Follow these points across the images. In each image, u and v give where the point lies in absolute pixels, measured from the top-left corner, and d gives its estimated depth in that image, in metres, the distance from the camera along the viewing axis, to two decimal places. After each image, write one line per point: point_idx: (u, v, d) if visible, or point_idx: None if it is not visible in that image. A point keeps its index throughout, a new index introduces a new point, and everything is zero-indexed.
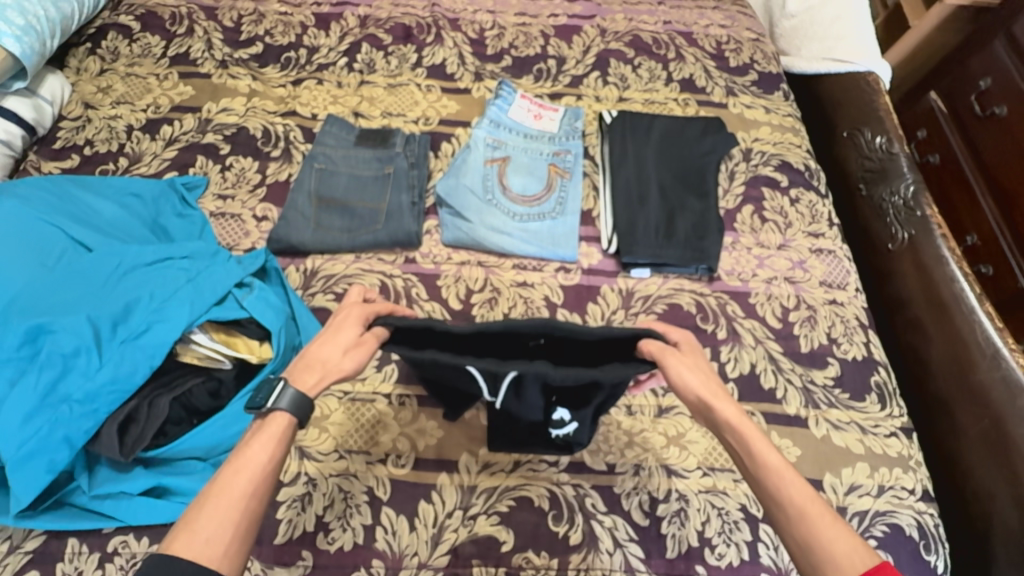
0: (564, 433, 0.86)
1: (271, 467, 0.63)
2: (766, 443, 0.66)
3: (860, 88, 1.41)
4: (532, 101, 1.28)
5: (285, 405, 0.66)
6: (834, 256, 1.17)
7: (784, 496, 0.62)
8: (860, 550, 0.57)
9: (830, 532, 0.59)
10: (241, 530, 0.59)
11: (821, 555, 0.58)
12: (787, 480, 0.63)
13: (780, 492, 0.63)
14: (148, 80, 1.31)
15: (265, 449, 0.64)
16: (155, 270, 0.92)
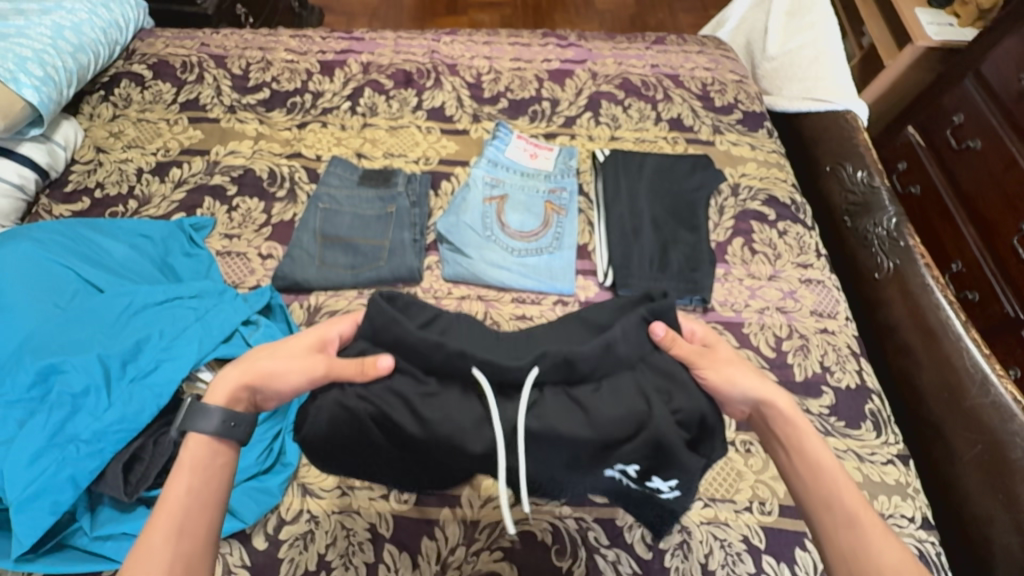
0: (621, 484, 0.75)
1: (193, 496, 0.63)
2: (822, 445, 0.70)
3: (839, 124, 1.47)
4: (528, 141, 1.33)
5: (198, 425, 0.67)
6: (823, 286, 1.20)
7: (835, 501, 0.66)
8: (907, 564, 0.61)
9: (877, 540, 0.63)
10: (177, 560, 0.58)
11: (865, 559, 0.62)
12: (842, 486, 0.67)
13: (833, 497, 0.67)
14: (159, 125, 1.36)
15: (182, 480, 0.64)
16: (165, 309, 0.94)
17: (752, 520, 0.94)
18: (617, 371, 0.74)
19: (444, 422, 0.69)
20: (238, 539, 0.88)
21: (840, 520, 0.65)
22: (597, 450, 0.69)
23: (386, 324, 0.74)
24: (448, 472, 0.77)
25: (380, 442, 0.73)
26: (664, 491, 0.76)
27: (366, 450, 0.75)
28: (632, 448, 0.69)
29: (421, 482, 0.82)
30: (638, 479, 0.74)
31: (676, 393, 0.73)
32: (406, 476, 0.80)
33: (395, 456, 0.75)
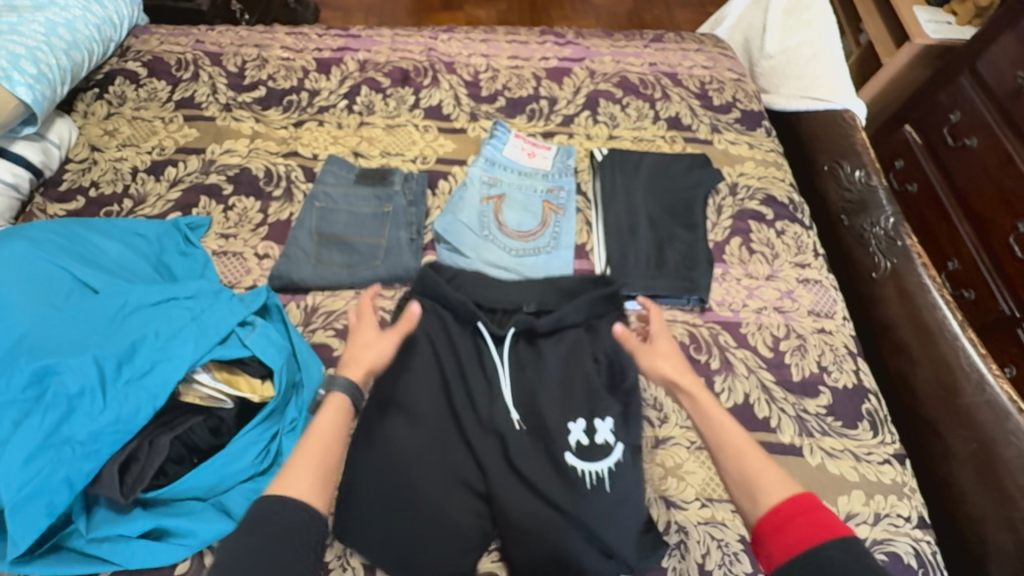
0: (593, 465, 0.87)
1: (336, 436, 0.77)
2: (713, 401, 0.82)
3: (837, 124, 1.47)
4: (525, 140, 1.33)
5: (339, 387, 0.82)
6: (820, 285, 1.20)
7: (724, 438, 0.77)
8: (785, 483, 0.71)
9: (758, 466, 0.73)
10: (323, 478, 0.71)
11: (751, 484, 0.72)
12: (726, 426, 0.78)
13: (720, 436, 0.78)
14: (154, 123, 1.35)
15: (330, 420, 0.78)
16: (160, 310, 0.93)
17: None
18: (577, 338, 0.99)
19: (461, 363, 0.96)
20: None
21: (730, 461, 0.75)
22: (554, 389, 0.94)
23: (428, 291, 1.00)
24: (455, 447, 0.90)
25: (416, 397, 0.93)
26: (608, 447, 0.89)
27: (403, 413, 0.91)
28: (582, 406, 0.93)
29: (424, 493, 0.85)
30: (586, 431, 0.90)
31: (620, 353, 0.97)
32: (418, 473, 0.86)
33: (418, 420, 0.91)
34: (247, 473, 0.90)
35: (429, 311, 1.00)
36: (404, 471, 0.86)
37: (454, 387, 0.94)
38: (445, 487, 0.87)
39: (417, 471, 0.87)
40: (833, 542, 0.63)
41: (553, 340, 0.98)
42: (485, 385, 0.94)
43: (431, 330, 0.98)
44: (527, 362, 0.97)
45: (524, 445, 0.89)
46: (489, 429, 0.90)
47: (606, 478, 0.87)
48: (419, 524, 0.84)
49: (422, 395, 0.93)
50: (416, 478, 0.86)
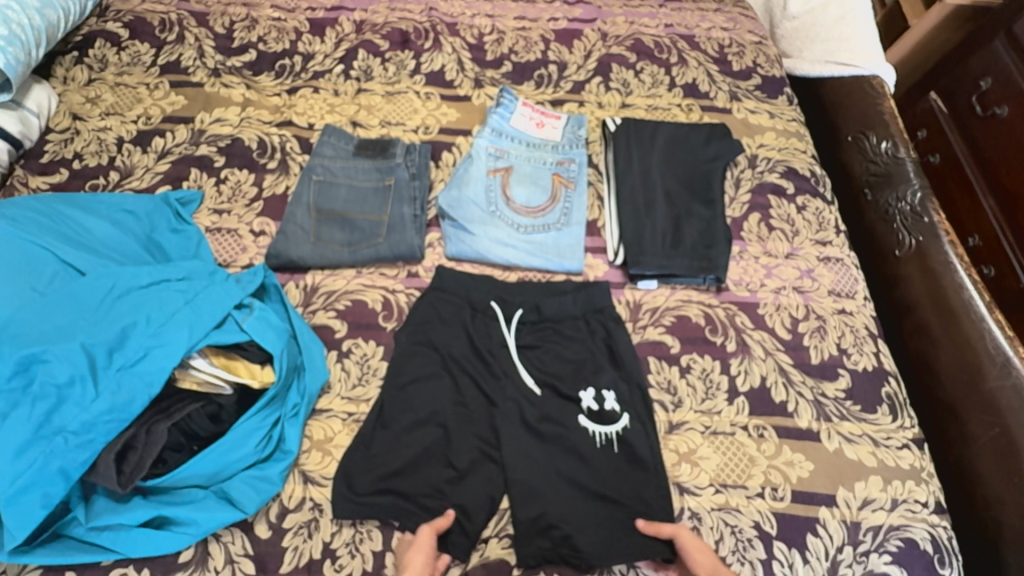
0: (602, 432, 0.95)
1: None
2: None
3: (864, 90, 1.38)
4: (534, 108, 1.25)
5: None
6: (841, 264, 1.15)
7: None
8: None
9: None
10: None
11: None
12: None
13: None
14: (138, 90, 1.27)
15: None
16: (150, 292, 0.87)
17: (764, 506, 0.93)
18: (576, 324, 1.04)
19: (473, 344, 1.01)
20: (240, 528, 0.86)
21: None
22: (569, 364, 1.01)
23: (435, 281, 1.06)
24: (476, 417, 0.95)
25: (431, 375, 0.98)
26: (617, 415, 0.97)
27: (419, 392, 0.96)
28: (580, 388, 0.99)
29: (450, 457, 0.92)
30: (596, 399, 0.98)
31: (618, 337, 1.03)
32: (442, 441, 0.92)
33: (437, 397, 0.96)
34: (249, 460, 0.87)
35: (429, 298, 1.05)
36: (427, 444, 0.92)
37: (466, 366, 0.99)
38: (468, 455, 0.92)
39: (440, 442, 0.93)
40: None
41: (556, 324, 1.04)
42: (500, 361, 1.00)
43: (442, 312, 1.04)
44: (530, 344, 1.02)
45: (546, 408, 0.97)
46: (510, 397, 0.96)
47: (615, 441, 0.95)
48: (444, 492, 0.89)
49: (435, 375, 0.98)
50: (436, 445, 0.92)
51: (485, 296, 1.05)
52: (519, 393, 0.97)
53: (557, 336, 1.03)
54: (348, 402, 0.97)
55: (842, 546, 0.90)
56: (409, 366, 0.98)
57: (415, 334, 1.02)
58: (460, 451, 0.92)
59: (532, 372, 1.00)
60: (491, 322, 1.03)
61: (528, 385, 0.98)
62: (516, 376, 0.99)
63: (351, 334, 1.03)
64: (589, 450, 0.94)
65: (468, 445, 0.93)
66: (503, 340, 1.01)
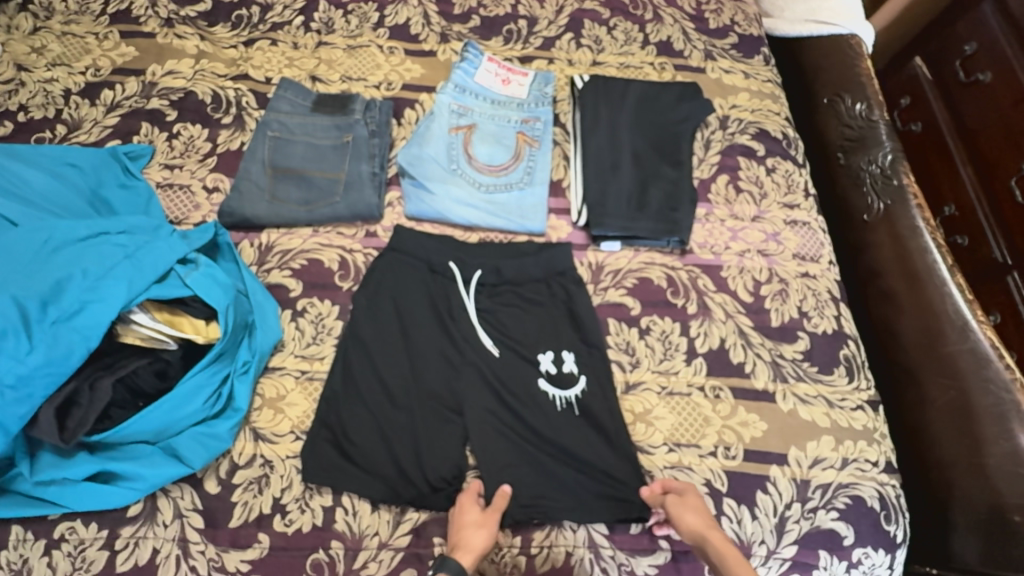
0: (563, 396, 0.94)
1: None
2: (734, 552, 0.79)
3: (842, 51, 1.33)
4: (500, 64, 1.20)
5: None
6: (808, 227, 1.14)
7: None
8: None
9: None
10: None
11: None
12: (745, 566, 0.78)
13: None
14: (87, 40, 1.21)
15: None
16: (90, 246, 0.84)
17: (716, 464, 0.93)
18: (538, 288, 1.02)
19: (434, 306, 0.99)
20: (189, 483, 0.85)
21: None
22: (529, 326, 0.99)
23: (394, 242, 1.03)
24: (433, 377, 0.94)
25: (389, 336, 0.96)
26: (575, 377, 0.96)
27: (378, 354, 0.94)
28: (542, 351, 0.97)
29: (406, 416, 0.91)
30: (554, 362, 0.97)
31: (579, 300, 1.01)
32: (398, 401, 0.91)
33: (395, 357, 0.95)
34: (198, 416, 0.86)
35: (386, 260, 1.02)
36: (385, 406, 0.91)
37: (424, 328, 0.97)
38: (424, 414, 0.91)
39: (397, 405, 0.92)
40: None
41: (516, 286, 1.02)
42: (460, 324, 0.98)
43: (401, 275, 1.01)
44: (490, 307, 1.00)
45: (505, 371, 0.95)
46: (468, 360, 0.95)
47: (572, 404, 0.94)
48: (401, 451, 0.88)
49: (394, 335, 0.96)
50: (393, 404, 0.91)
51: (444, 257, 1.01)
52: (478, 356, 0.96)
53: (518, 301, 1.01)
54: (301, 360, 0.96)
55: (791, 503, 0.92)
56: (368, 327, 0.97)
57: (374, 296, 0.99)
58: (416, 411, 0.91)
59: (491, 334, 0.98)
60: (450, 284, 1.00)
61: (488, 347, 0.96)
62: (475, 338, 0.97)
63: (306, 294, 1.01)
64: (546, 411, 0.93)
65: (425, 405, 0.92)
66: (463, 303, 0.99)
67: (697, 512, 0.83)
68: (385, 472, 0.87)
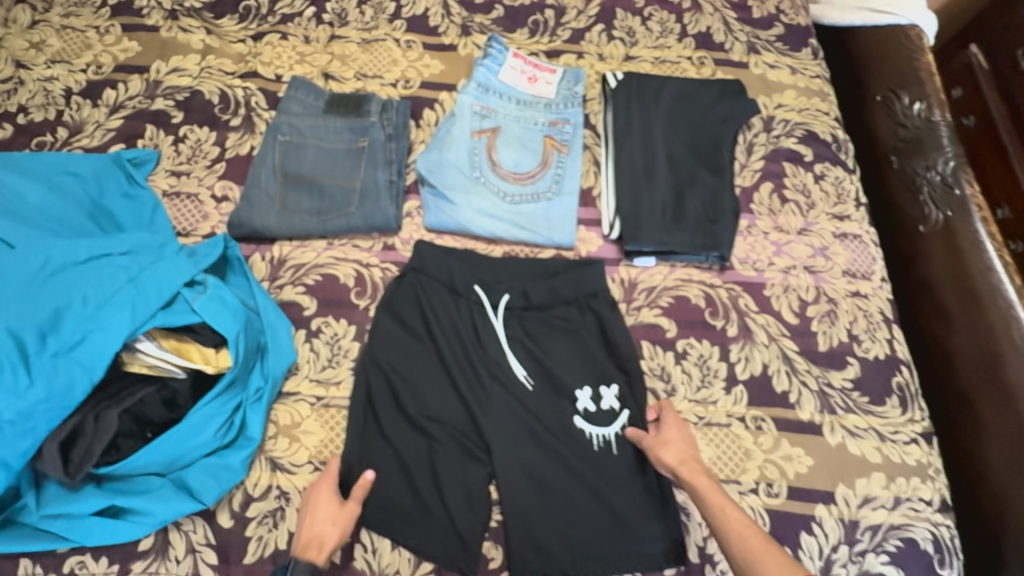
0: (600, 432, 0.88)
1: None
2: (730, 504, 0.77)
3: (898, 43, 1.21)
4: (526, 60, 1.11)
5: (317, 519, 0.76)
6: (859, 241, 1.05)
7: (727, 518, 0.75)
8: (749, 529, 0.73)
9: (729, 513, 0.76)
10: None
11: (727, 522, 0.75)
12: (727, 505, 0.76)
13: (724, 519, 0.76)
14: (87, 34, 1.14)
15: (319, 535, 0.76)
16: (90, 269, 0.79)
17: (758, 502, 0.87)
18: (568, 311, 0.96)
19: (460, 333, 0.92)
20: (202, 516, 0.81)
21: (733, 549, 0.73)
22: (560, 356, 0.93)
23: (416, 260, 0.95)
24: (459, 406, 0.88)
25: (412, 360, 0.90)
26: (615, 411, 0.90)
27: (403, 388, 0.88)
28: (575, 380, 0.91)
29: (429, 448, 0.85)
30: (592, 398, 0.90)
31: (612, 323, 0.95)
32: (421, 430, 0.86)
33: (417, 384, 0.89)
34: (209, 447, 0.82)
35: (407, 283, 0.95)
36: (411, 445, 0.85)
37: (450, 359, 0.90)
38: (448, 446, 0.86)
39: (423, 445, 0.86)
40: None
41: (545, 312, 0.95)
42: (488, 352, 0.91)
43: (424, 300, 0.94)
44: (519, 331, 0.93)
45: (536, 402, 0.89)
46: (496, 391, 0.89)
47: (608, 437, 0.88)
48: (428, 494, 0.83)
49: (417, 360, 0.90)
50: (415, 433, 0.86)
51: (468, 279, 0.94)
52: (508, 387, 0.89)
53: (548, 326, 0.94)
54: (317, 385, 0.90)
55: (838, 546, 0.85)
56: (391, 357, 0.90)
57: (396, 322, 0.93)
58: (440, 442, 0.86)
59: (520, 361, 0.92)
60: (477, 308, 0.94)
61: (519, 377, 0.91)
62: (504, 365, 0.91)
63: (321, 312, 0.95)
64: (578, 446, 0.87)
65: (450, 436, 0.86)
66: (491, 329, 0.93)
67: (672, 447, 0.83)
68: (414, 514, 0.82)
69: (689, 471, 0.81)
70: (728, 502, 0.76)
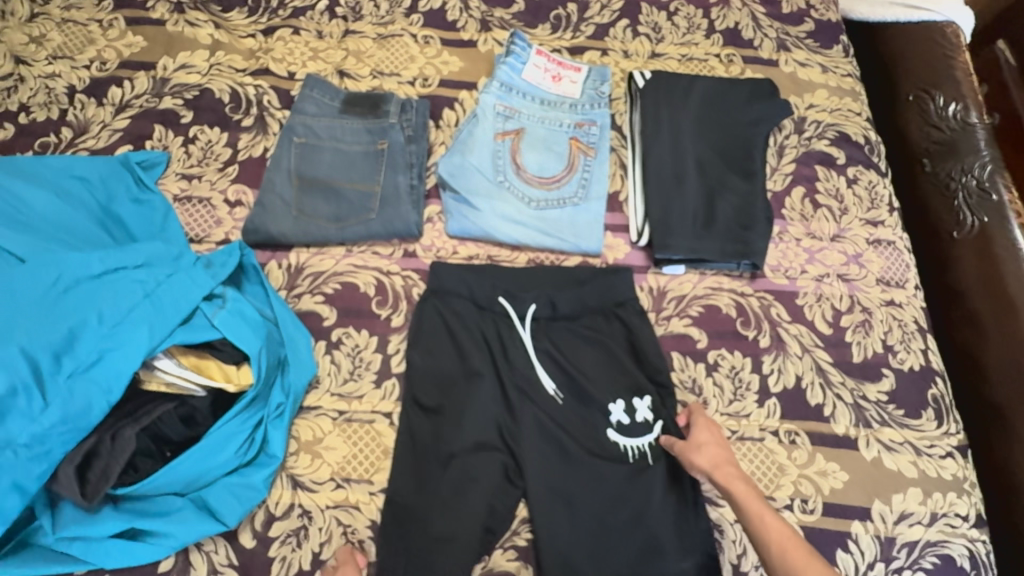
0: (630, 446, 0.86)
1: None
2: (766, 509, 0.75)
3: (933, 41, 1.17)
4: (550, 58, 1.07)
5: None
6: (893, 248, 1.02)
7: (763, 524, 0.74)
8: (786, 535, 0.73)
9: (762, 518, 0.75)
10: None
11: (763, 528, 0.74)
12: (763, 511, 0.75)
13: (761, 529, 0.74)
14: (89, 28, 1.09)
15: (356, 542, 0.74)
16: (104, 283, 0.75)
17: (793, 519, 0.85)
18: (596, 321, 0.92)
19: (488, 352, 0.89)
20: (223, 537, 0.79)
21: (774, 560, 0.72)
22: (589, 368, 0.90)
23: (439, 272, 0.92)
24: (486, 423, 0.85)
25: (438, 375, 0.88)
26: (650, 423, 0.87)
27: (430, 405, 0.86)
28: (605, 395, 0.88)
29: (457, 467, 0.83)
30: (626, 411, 0.88)
31: (642, 333, 0.91)
32: (449, 449, 0.84)
33: (444, 401, 0.86)
34: (230, 465, 0.79)
35: (429, 303, 0.91)
36: (439, 464, 0.83)
37: (479, 378, 0.87)
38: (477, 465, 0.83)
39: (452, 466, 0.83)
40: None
41: (572, 322, 0.92)
42: (517, 370, 0.88)
43: (450, 319, 0.90)
44: (548, 345, 0.90)
45: (569, 422, 0.87)
46: (525, 407, 0.86)
47: (640, 451, 0.85)
48: (469, 528, 0.80)
49: (442, 376, 0.88)
50: (443, 451, 0.84)
51: (492, 291, 0.92)
52: (540, 408, 0.87)
53: (577, 339, 0.91)
54: (339, 399, 0.87)
55: (874, 563, 0.84)
56: (417, 381, 0.88)
57: (422, 345, 0.89)
58: (469, 461, 0.83)
59: (548, 375, 0.89)
60: (504, 323, 0.91)
61: (548, 391, 0.88)
62: (533, 379, 0.88)
63: (341, 322, 0.92)
64: (610, 463, 0.84)
65: (478, 454, 0.84)
66: (519, 344, 0.90)
67: (705, 451, 0.81)
68: (458, 551, 0.79)
69: (724, 476, 0.78)
70: (767, 511, 0.75)
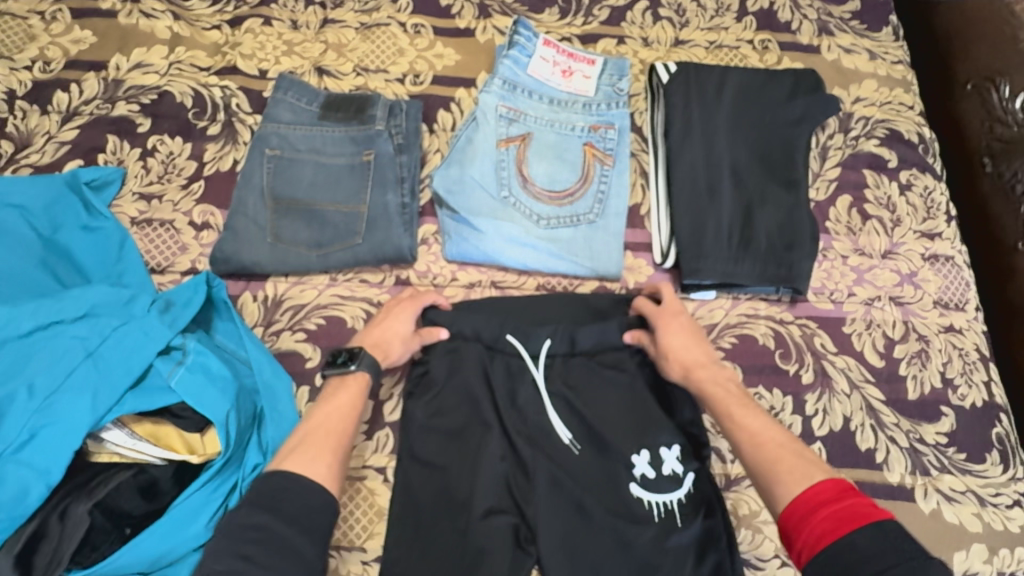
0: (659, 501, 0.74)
1: None
2: (741, 405, 0.70)
3: (1002, 19, 1.01)
4: (559, 49, 0.93)
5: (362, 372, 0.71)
6: (951, 264, 0.90)
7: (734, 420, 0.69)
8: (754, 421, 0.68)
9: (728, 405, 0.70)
10: None
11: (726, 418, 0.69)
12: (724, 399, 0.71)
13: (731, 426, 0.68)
14: (30, 22, 0.95)
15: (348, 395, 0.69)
16: (36, 343, 0.66)
17: None
18: (617, 358, 0.80)
19: (496, 398, 0.78)
20: None
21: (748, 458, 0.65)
22: (611, 413, 0.78)
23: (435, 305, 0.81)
24: (496, 483, 0.75)
25: (440, 427, 0.77)
26: (678, 476, 0.75)
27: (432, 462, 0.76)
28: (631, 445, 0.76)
29: (465, 536, 0.72)
30: (651, 462, 0.76)
31: None
32: (456, 514, 0.73)
33: (448, 456, 0.76)
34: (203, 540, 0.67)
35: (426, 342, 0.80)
36: (445, 531, 0.73)
37: (487, 429, 0.76)
38: (487, 533, 0.72)
39: (459, 534, 0.72)
40: (859, 534, 0.54)
41: (590, 360, 0.80)
42: (529, 419, 0.77)
43: (453, 361, 0.79)
44: (564, 388, 0.79)
45: (590, 479, 0.76)
46: (540, 462, 0.75)
47: (671, 510, 0.74)
48: None
49: (444, 427, 0.77)
50: (448, 517, 0.73)
51: (499, 328, 0.79)
52: (559, 465, 0.76)
53: (597, 380, 0.80)
54: None
55: None
56: (418, 434, 0.77)
57: (424, 392, 0.78)
58: (478, 529, 0.72)
59: (564, 424, 0.78)
60: (520, 363, 0.79)
61: (563, 441, 0.77)
62: (547, 428, 0.77)
63: None
64: (636, 524, 0.73)
65: (486, 519, 0.73)
66: (530, 388, 0.78)
67: (677, 355, 0.75)
68: None
69: (702, 379, 0.73)
70: (735, 408, 0.69)
